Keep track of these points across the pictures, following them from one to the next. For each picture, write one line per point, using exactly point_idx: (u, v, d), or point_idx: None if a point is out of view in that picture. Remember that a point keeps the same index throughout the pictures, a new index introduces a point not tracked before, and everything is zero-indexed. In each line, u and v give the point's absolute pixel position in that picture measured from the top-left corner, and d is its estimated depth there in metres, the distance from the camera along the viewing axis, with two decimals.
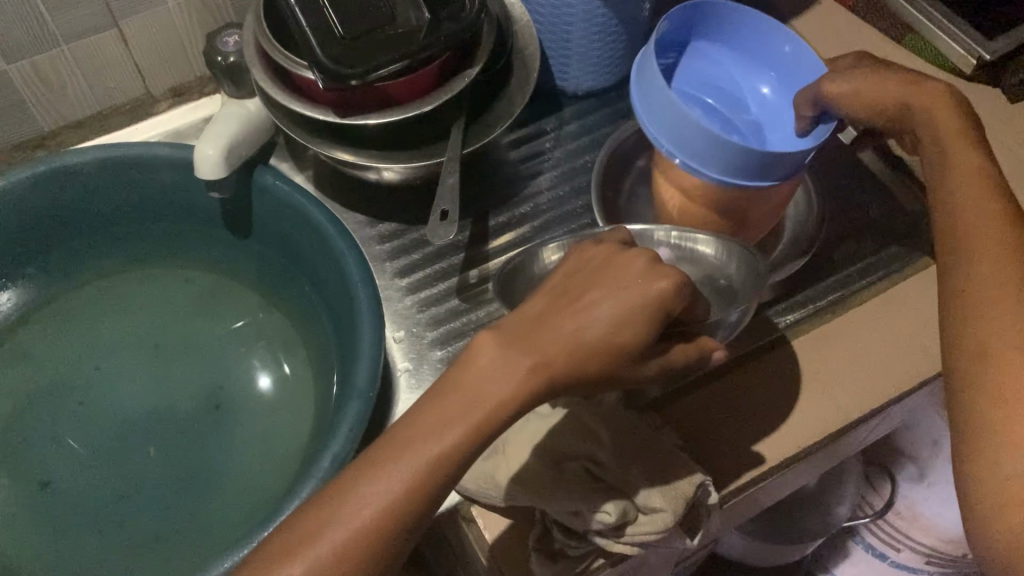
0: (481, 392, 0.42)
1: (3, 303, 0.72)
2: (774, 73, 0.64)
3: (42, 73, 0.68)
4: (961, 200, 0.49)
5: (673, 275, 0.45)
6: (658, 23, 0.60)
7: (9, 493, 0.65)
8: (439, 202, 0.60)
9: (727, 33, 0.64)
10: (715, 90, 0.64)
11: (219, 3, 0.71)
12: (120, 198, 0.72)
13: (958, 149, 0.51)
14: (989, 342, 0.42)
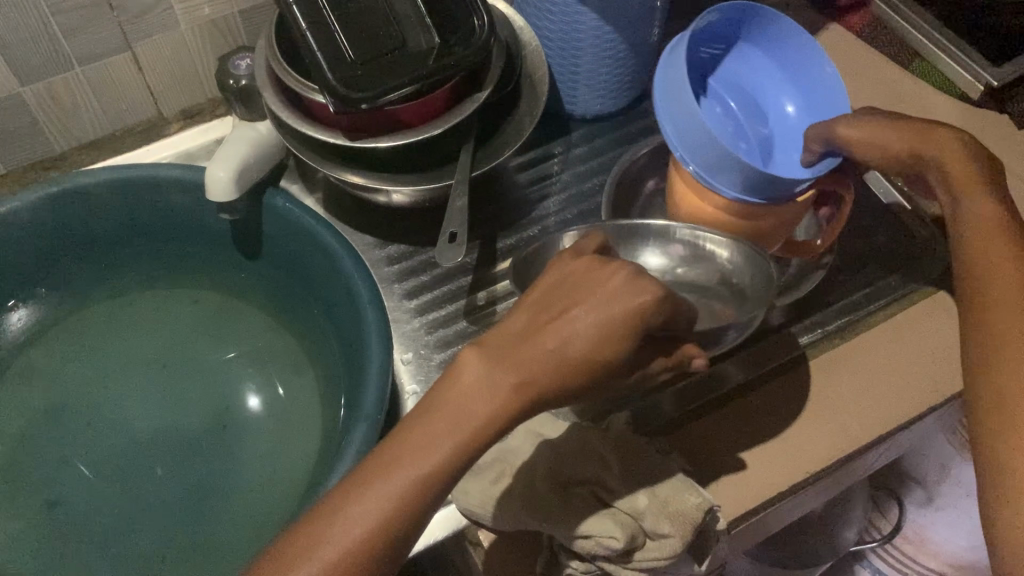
0: (465, 412, 0.42)
1: (13, 322, 0.72)
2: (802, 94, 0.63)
3: (55, 95, 0.68)
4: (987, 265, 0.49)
5: (657, 290, 0.42)
6: (703, 14, 0.59)
7: (17, 513, 0.65)
8: (448, 225, 0.60)
9: (774, 44, 0.63)
10: (740, 92, 0.65)
11: (231, 27, 0.71)
12: (131, 219, 0.72)
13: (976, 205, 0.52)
14: None
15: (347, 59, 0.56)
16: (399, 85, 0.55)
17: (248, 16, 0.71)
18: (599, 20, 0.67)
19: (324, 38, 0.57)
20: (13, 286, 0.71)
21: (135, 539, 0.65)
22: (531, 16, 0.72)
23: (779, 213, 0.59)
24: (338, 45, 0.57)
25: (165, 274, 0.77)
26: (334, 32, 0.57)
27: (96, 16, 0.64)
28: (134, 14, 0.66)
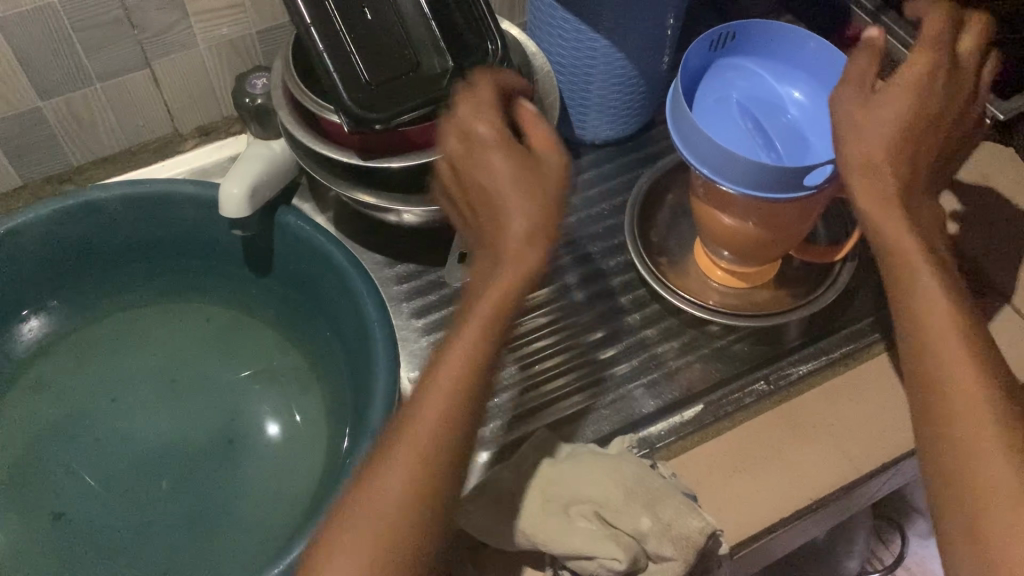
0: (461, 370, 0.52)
1: (27, 332, 0.74)
2: (819, 83, 0.63)
3: (76, 110, 0.69)
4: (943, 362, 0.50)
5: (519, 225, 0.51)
6: (701, 50, 0.63)
7: (24, 526, 0.66)
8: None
9: (784, 53, 0.64)
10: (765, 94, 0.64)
11: (249, 47, 0.73)
12: (145, 233, 0.73)
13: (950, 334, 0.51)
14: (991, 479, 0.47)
15: (357, 76, 0.58)
16: (405, 109, 0.58)
17: (264, 36, 0.73)
18: (610, 47, 0.69)
19: (336, 50, 0.57)
20: (28, 295, 0.72)
21: (141, 551, 0.66)
22: (541, 37, 0.73)
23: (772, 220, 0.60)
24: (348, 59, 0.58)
25: (175, 290, 0.77)
26: (347, 46, 0.58)
27: (116, 33, 0.66)
28: (154, 33, 0.67)
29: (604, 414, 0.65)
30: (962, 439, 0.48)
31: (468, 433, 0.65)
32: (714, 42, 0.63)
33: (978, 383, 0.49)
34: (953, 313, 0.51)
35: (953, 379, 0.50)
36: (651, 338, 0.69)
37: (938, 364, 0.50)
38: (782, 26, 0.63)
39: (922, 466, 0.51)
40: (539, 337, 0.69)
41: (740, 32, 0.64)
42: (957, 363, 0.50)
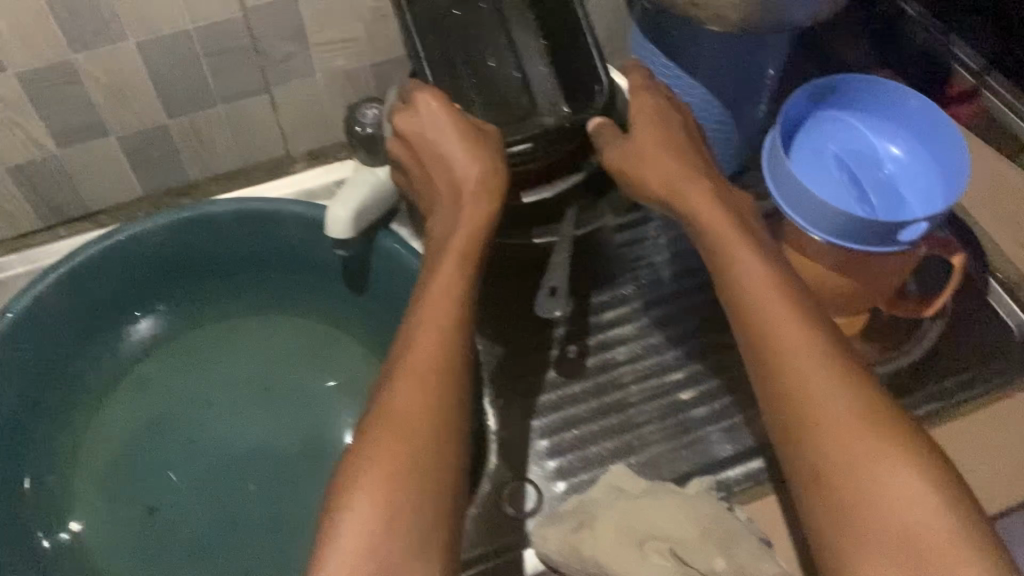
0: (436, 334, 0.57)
1: (141, 330, 0.79)
2: (923, 144, 0.64)
3: (198, 129, 0.74)
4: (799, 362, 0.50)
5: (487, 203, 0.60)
6: (807, 97, 0.64)
7: (122, 519, 0.70)
8: (548, 278, 0.62)
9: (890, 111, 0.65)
10: (864, 150, 0.65)
11: (362, 77, 0.76)
12: (252, 247, 0.78)
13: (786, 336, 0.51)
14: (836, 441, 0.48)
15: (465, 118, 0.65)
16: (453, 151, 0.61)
17: (377, 68, 0.76)
18: (710, 95, 0.70)
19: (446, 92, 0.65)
20: (140, 297, 0.78)
21: (223, 553, 0.69)
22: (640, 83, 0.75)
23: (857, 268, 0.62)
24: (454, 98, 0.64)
25: (273, 304, 0.81)
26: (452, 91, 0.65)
27: (242, 59, 0.70)
28: (277, 60, 0.71)
29: (680, 454, 0.66)
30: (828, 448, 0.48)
31: (545, 461, 0.66)
32: (816, 94, 0.65)
33: (814, 363, 0.50)
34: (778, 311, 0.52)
35: (802, 377, 0.50)
36: (732, 382, 0.70)
37: (801, 366, 0.50)
38: (891, 83, 0.63)
39: (797, 475, 0.50)
40: (620, 372, 0.71)
41: (847, 85, 0.64)
42: (795, 352, 0.51)
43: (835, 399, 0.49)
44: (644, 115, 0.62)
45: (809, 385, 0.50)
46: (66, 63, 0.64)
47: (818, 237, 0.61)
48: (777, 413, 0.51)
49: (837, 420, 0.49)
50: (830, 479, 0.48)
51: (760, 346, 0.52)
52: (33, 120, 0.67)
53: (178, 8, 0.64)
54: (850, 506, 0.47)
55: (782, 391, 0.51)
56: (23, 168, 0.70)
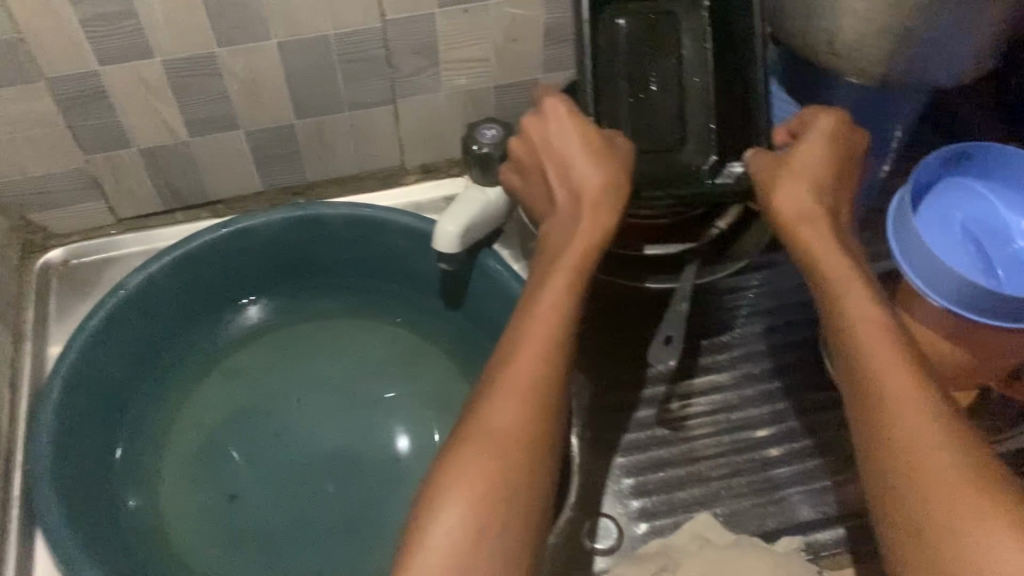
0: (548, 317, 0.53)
1: (251, 315, 0.82)
2: None
3: (321, 132, 0.76)
4: (876, 356, 0.48)
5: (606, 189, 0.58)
6: (932, 163, 0.63)
7: (203, 502, 0.71)
8: (665, 328, 0.63)
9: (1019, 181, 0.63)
10: (992, 220, 0.63)
11: (484, 99, 0.78)
12: (359, 251, 0.80)
13: (871, 332, 0.48)
14: (908, 434, 0.45)
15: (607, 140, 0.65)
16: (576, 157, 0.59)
17: (500, 91, 0.77)
18: None
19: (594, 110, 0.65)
20: (244, 287, 0.81)
21: (295, 549, 0.69)
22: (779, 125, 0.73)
23: (977, 340, 0.60)
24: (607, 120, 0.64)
25: (368, 309, 0.82)
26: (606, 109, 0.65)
27: (373, 69, 0.72)
28: (406, 74, 0.73)
29: (767, 511, 0.65)
30: (901, 440, 0.45)
31: (629, 502, 0.65)
32: (950, 159, 0.64)
33: (898, 360, 0.47)
34: (865, 306, 0.50)
35: (877, 370, 0.47)
36: (824, 443, 0.68)
37: (879, 360, 0.47)
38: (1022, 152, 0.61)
39: (868, 476, 0.46)
40: (710, 420, 0.69)
41: (976, 153, 0.63)
42: (878, 347, 0.48)
43: (943, 458, 0.43)
44: (818, 134, 0.56)
45: (896, 400, 0.46)
46: (210, 57, 0.67)
47: (941, 306, 0.59)
48: (873, 473, 0.46)
49: (942, 480, 0.42)
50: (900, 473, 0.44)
51: (864, 398, 0.47)
52: (171, 108, 0.70)
53: (322, 15, 0.66)
54: (916, 503, 0.43)
55: (859, 386, 0.48)
56: (154, 152, 0.73)
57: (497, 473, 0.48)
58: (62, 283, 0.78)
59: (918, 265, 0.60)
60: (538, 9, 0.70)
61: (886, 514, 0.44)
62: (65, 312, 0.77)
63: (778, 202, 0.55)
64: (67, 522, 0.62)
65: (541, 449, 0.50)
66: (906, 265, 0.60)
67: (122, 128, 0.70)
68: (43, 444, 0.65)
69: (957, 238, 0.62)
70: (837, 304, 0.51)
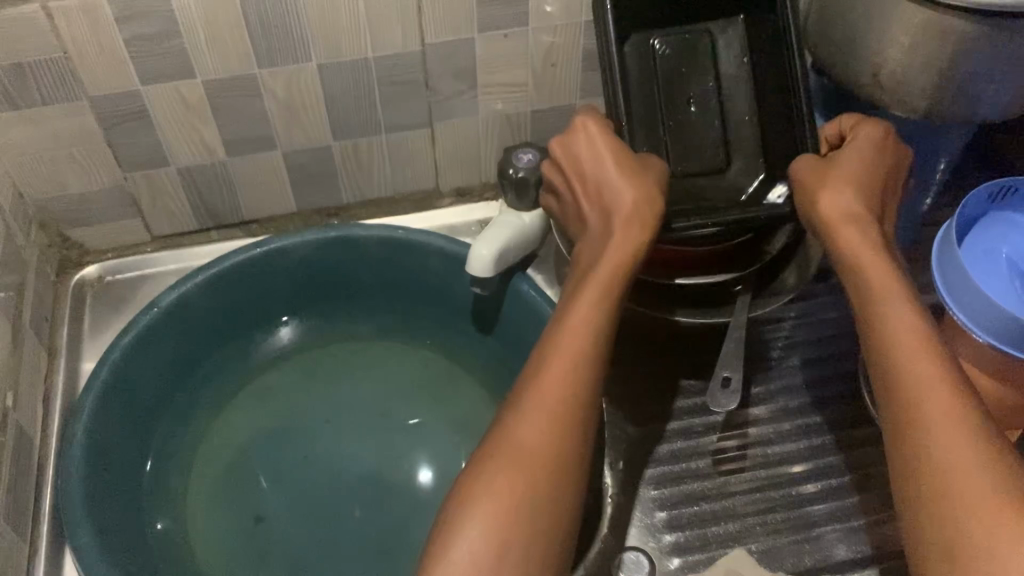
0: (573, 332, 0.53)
1: (282, 336, 0.82)
2: None
3: (358, 153, 0.76)
4: (915, 364, 0.49)
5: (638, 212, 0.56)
6: (976, 197, 0.62)
7: (230, 522, 0.71)
8: (722, 368, 0.62)
9: None
10: None
11: (521, 123, 0.77)
12: (392, 272, 0.80)
13: (910, 340, 0.50)
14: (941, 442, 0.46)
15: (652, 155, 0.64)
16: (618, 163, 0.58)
17: (537, 115, 0.77)
18: None
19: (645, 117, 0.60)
20: (276, 307, 0.81)
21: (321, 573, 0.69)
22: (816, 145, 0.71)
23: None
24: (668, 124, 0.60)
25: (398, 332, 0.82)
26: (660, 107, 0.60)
27: (411, 92, 0.72)
28: (444, 97, 0.73)
29: (803, 548, 0.63)
30: (936, 446, 0.46)
31: (663, 536, 0.64)
32: (995, 193, 0.63)
33: (935, 370, 0.49)
34: (906, 316, 0.51)
35: (916, 379, 0.49)
36: (863, 480, 0.67)
37: (916, 369, 0.49)
38: None
39: (899, 483, 0.48)
40: (745, 454, 0.68)
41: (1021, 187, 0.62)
42: (916, 356, 0.49)
43: (980, 475, 0.44)
44: (861, 147, 0.58)
45: (932, 409, 0.47)
46: (250, 77, 0.67)
47: (986, 342, 0.58)
48: (902, 486, 0.47)
49: (980, 494, 0.44)
50: (931, 481, 0.45)
51: (904, 409, 0.48)
52: (209, 127, 0.70)
53: (363, 37, 0.66)
54: (944, 510, 0.44)
55: (895, 393, 0.49)
56: (192, 170, 0.73)
57: (525, 484, 0.48)
58: (96, 299, 0.79)
59: (964, 299, 0.58)
60: (577, 34, 0.70)
61: (917, 520, 0.45)
62: (99, 328, 0.77)
63: (823, 208, 0.56)
64: (96, 539, 0.62)
65: (574, 482, 0.49)
66: (951, 299, 0.59)
67: (161, 147, 0.71)
68: (74, 459, 0.65)
69: (1004, 272, 0.61)
70: (882, 316, 0.52)
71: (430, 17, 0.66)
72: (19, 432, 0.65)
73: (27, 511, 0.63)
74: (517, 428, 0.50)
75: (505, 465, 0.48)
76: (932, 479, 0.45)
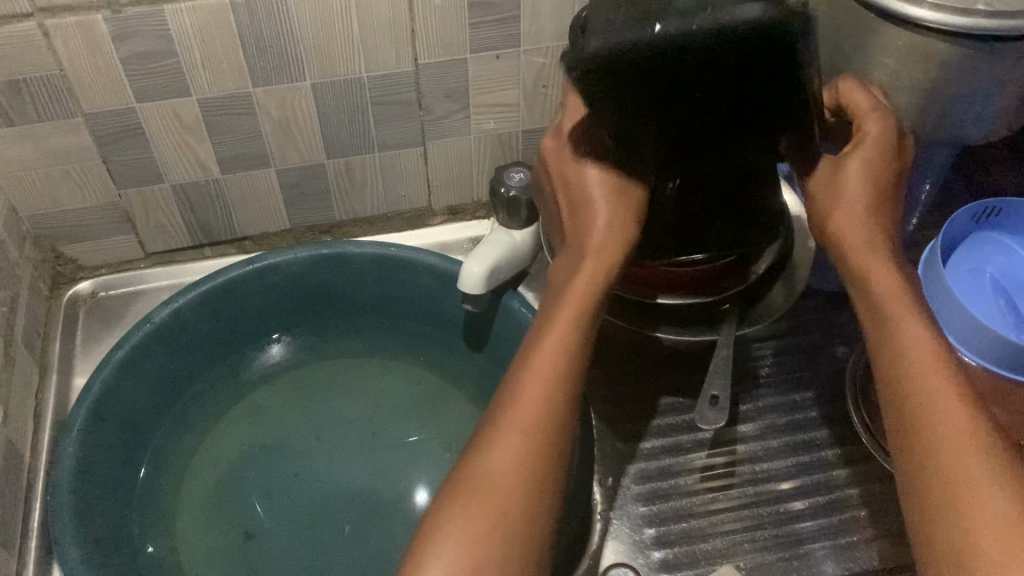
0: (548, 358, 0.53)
1: (275, 352, 0.82)
2: None
3: (351, 171, 0.77)
4: (928, 389, 0.47)
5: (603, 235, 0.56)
6: (961, 217, 0.63)
7: (219, 538, 0.71)
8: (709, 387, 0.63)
9: None
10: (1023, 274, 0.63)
11: (512, 143, 0.78)
12: (383, 289, 0.80)
13: (923, 362, 0.48)
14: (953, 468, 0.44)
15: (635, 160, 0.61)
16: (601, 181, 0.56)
17: (529, 134, 0.78)
18: None
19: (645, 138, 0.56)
20: (268, 323, 0.81)
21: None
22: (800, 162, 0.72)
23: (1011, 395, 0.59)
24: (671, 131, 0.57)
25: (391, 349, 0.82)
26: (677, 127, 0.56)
27: (404, 111, 0.73)
28: (436, 116, 0.74)
29: (791, 565, 0.63)
30: (950, 472, 0.44)
31: (651, 552, 0.64)
32: (979, 214, 0.64)
33: (949, 394, 0.47)
34: (919, 337, 0.49)
35: (929, 401, 0.47)
36: (851, 499, 0.67)
37: (928, 392, 0.47)
38: None
39: (909, 513, 0.46)
40: (733, 471, 0.68)
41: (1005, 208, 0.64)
42: (931, 381, 0.47)
43: (993, 500, 0.42)
44: (867, 148, 0.54)
45: (944, 434, 0.45)
46: (244, 96, 0.68)
47: (973, 363, 0.58)
48: (916, 516, 0.45)
49: (990, 517, 0.42)
50: (943, 509, 0.43)
51: (913, 436, 0.46)
52: (203, 145, 0.71)
53: (357, 57, 0.67)
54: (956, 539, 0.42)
55: (907, 418, 0.47)
56: (186, 188, 0.74)
57: (499, 511, 0.47)
58: (89, 314, 0.79)
59: (949, 317, 0.59)
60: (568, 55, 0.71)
61: (919, 539, 0.44)
62: (91, 343, 0.77)
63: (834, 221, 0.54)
64: (84, 554, 0.62)
65: (558, 496, 0.50)
66: (936, 316, 0.60)
67: (155, 164, 0.71)
68: (64, 473, 0.65)
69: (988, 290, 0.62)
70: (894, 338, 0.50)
71: (423, 37, 0.67)
72: (9, 446, 0.65)
73: (16, 525, 0.63)
74: (493, 452, 0.49)
75: (485, 481, 0.48)
76: (944, 508, 0.43)
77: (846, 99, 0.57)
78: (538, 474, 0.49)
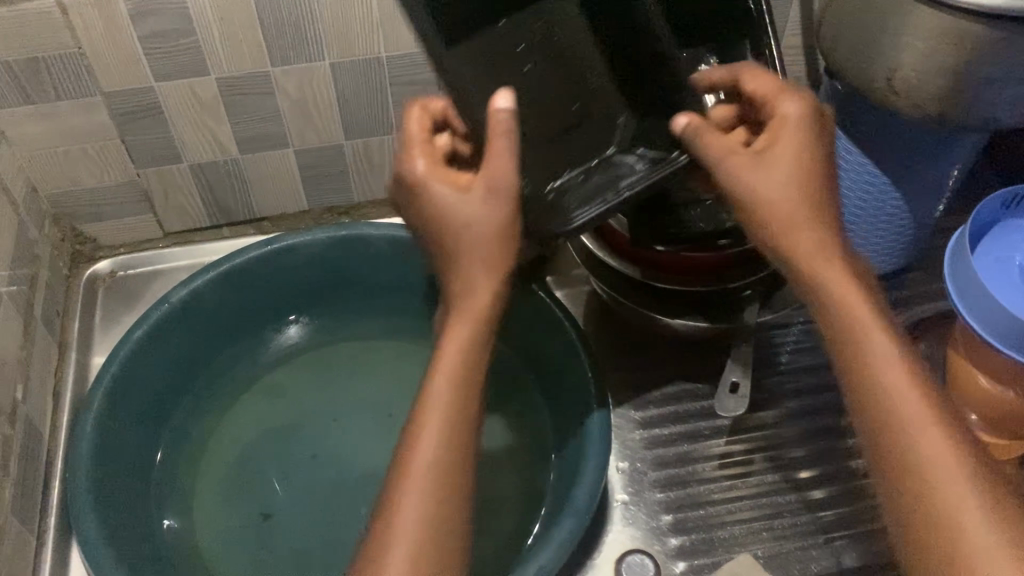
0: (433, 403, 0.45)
1: (292, 334, 0.82)
2: None
3: (369, 152, 0.76)
4: (900, 409, 0.42)
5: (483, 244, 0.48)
6: (990, 203, 0.62)
7: (237, 519, 0.71)
8: (729, 373, 0.69)
9: None
10: None
11: None
12: (401, 271, 0.80)
13: (890, 372, 0.43)
14: (944, 497, 0.40)
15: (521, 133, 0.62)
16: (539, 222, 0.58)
17: None
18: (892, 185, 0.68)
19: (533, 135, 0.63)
20: (286, 305, 0.81)
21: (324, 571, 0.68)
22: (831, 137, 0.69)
23: None
24: (608, 155, 0.61)
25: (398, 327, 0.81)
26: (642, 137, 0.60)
27: (423, 91, 0.72)
28: None
29: (810, 555, 0.63)
30: (939, 505, 0.40)
31: (667, 540, 0.64)
32: (1008, 200, 0.63)
33: (925, 407, 0.42)
34: (885, 341, 0.44)
35: (908, 419, 0.42)
36: None
37: (900, 410, 0.42)
38: None
39: (898, 539, 0.41)
40: (753, 458, 0.67)
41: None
42: (900, 394, 0.43)
43: (985, 531, 0.38)
44: (789, 131, 0.48)
45: (927, 458, 0.41)
46: (263, 76, 0.67)
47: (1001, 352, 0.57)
48: (903, 549, 0.41)
49: (984, 553, 0.38)
50: (933, 540, 0.39)
51: (893, 459, 0.42)
52: (222, 124, 0.70)
53: (375, 36, 0.66)
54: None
55: (881, 440, 0.42)
56: (204, 167, 0.74)
57: None
58: (108, 293, 0.79)
59: (975, 305, 0.58)
60: None
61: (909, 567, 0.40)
62: (110, 322, 0.77)
63: (764, 214, 0.47)
64: (103, 532, 0.62)
65: None
66: (963, 304, 0.59)
67: (173, 143, 0.71)
68: (83, 452, 0.65)
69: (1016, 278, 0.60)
70: (862, 355, 0.44)
71: None
72: (29, 424, 0.65)
73: (36, 503, 0.64)
74: (395, 516, 0.42)
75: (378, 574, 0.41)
76: (934, 540, 0.39)
77: (749, 82, 0.51)
78: (443, 525, 0.42)
